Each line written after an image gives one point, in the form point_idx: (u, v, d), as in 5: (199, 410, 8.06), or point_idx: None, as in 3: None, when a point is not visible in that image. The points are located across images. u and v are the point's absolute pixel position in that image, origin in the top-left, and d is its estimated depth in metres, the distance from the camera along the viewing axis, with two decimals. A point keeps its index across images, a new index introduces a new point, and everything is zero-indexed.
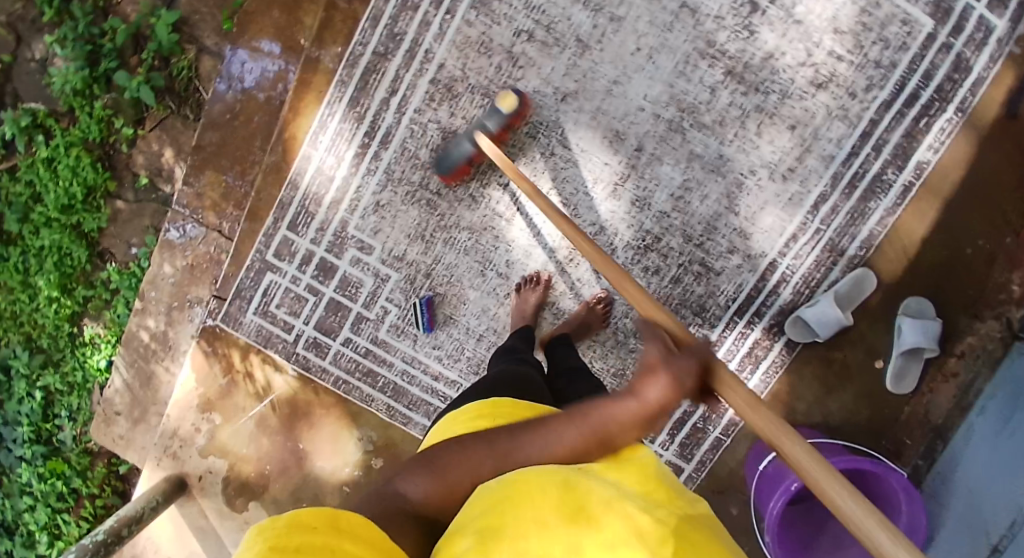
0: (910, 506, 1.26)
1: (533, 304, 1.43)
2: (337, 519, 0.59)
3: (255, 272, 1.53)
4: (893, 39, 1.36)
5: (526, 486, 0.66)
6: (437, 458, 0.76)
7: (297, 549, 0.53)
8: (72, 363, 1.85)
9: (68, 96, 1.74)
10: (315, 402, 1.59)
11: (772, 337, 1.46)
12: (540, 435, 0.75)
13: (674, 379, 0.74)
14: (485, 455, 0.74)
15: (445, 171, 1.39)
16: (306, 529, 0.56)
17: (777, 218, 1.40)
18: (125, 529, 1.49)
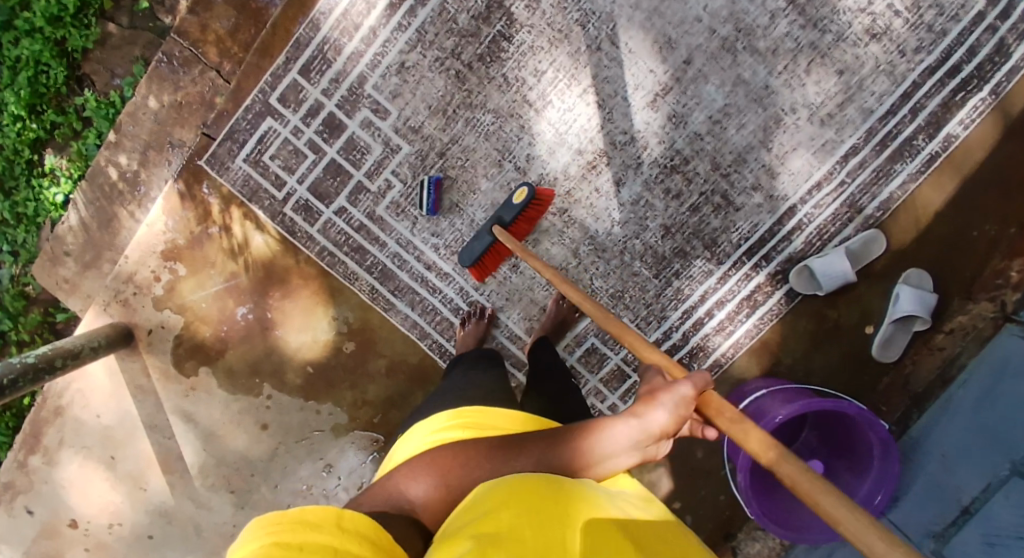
0: (883, 457, 1.28)
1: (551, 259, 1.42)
2: (340, 518, 0.64)
3: (255, 115, 1.41)
4: (948, 8, 1.36)
5: (522, 489, 0.70)
6: (443, 460, 0.81)
7: (301, 547, 0.59)
8: (26, 193, 1.70)
9: None
10: (295, 271, 1.49)
11: (773, 284, 1.43)
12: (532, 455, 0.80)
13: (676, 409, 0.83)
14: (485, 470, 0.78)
15: (468, 262, 1.34)
16: (313, 524, 0.61)
17: (806, 162, 1.38)
18: (60, 360, 1.34)
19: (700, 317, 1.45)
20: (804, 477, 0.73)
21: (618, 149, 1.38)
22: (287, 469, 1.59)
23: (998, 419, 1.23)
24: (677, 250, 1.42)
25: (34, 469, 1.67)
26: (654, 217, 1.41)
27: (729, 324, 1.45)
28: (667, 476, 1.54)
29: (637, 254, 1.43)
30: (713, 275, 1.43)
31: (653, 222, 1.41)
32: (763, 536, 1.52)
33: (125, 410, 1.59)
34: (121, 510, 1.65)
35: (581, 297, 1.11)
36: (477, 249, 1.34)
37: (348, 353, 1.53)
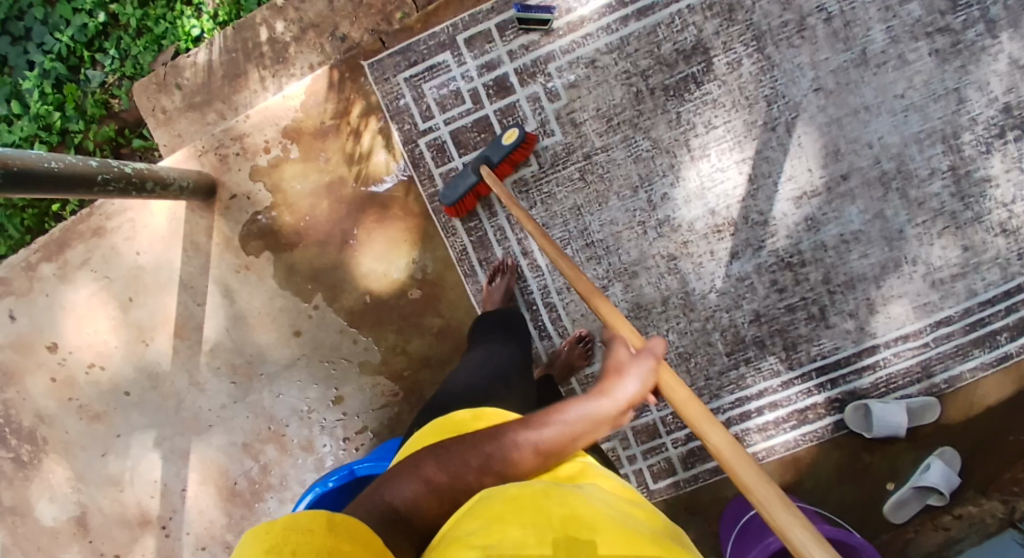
0: None
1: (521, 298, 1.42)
2: (330, 522, 0.59)
3: (438, 43, 1.43)
4: None
5: (520, 501, 0.66)
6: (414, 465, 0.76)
7: (295, 552, 0.55)
8: (162, 12, 1.66)
9: None
10: (397, 202, 1.47)
11: (828, 408, 1.46)
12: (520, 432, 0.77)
13: (641, 379, 0.87)
14: (471, 455, 0.75)
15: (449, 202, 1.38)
16: (303, 532, 0.57)
17: (903, 313, 1.43)
18: (151, 183, 1.28)
19: (749, 410, 1.47)
20: (745, 471, 0.73)
21: (748, 226, 1.42)
22: (297, 382, 1.52)
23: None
24: (757, 339, 1.45)
25: (41, 277, 1.57)
26: (750, 301, 1.43)
27: (772, 427, 1.47)
28: None
29: (716, 318, 1.44)
30: (778, 376, 1.46)
31: (748, 305, 1.44)
32: None
33: (167, 259, 1.53)
34: (111, 353, 1.56)
35: (545, 240, 1.16)
36: (460, 187, 1.38)
37: (409, 300, 1.50)
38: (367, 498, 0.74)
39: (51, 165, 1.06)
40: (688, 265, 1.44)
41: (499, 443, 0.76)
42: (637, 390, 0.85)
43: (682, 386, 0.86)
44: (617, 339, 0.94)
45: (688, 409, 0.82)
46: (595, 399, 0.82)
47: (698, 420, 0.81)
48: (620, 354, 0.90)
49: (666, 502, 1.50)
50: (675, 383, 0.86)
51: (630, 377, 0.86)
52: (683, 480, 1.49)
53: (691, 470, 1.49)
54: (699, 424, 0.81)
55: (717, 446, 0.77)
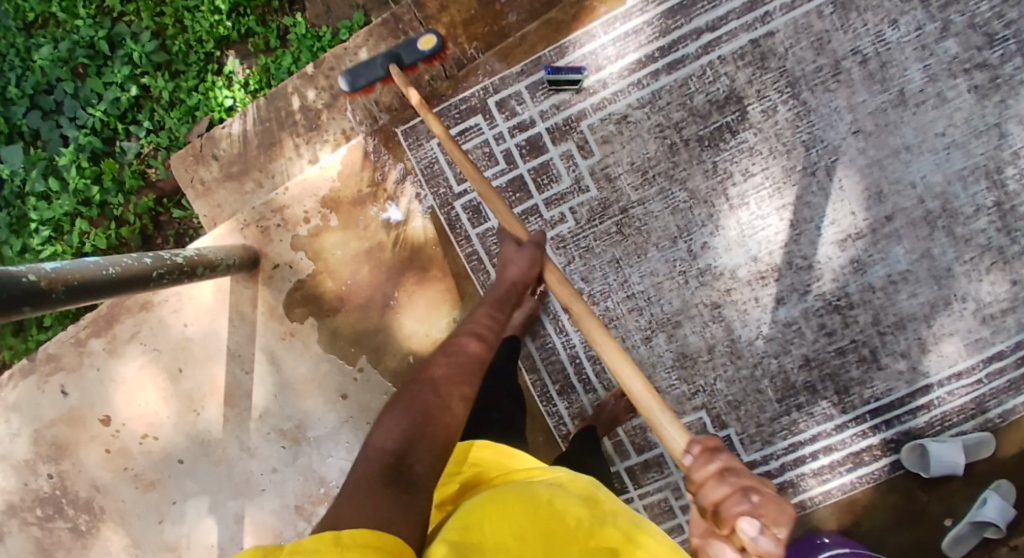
0: None
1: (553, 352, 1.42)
2: (338, 539, 0.57)
3: (468, 107, 1.46)
4: None
5: (497, 505, 0.66)
6: (404, 411, 0.84)
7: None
8: (195, 84, 1.70)
9: None
10: (437, 263, 1.48)
11: (884, 449, 1.43)
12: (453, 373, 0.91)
13: (529, 282, 1.10)
14: (440, 403, 0.85)
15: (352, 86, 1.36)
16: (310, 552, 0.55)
17: (955, 350, 1.41)
18: (201, 268, 1.31)
19: (803, 456, 1.44)
20: (641, 390, 0.89)
21: (792, 270, 1.40)
22: (347, 444, 1.52)
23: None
24: (807, 384, 1.43)
25: (91, 351, 1.61)
26: (799, 346, 1.42)
27: (828, 472, 1.44)
28: None
29: (764, 365, 1.43)
30: (831, 421, 1.43)
31: (796, 350, 1.42)
32: None
33: (213, 329, 1.55)
34: (162, 424, 1.59)
35: (472, 167, 1.20)
36: (365, 76, 1.36)
37: None
38: (364, 448, 0.79)
39: (111, 272, 1.10)
40: (733, 314, 1.43)
41: (436, 380, 0.89)
42: (536, 288, 1.08)
43: (571, 292, 1.05)
44: (517, 257, 1.12)
45: (581, 314, 1.00)
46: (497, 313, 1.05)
47: (583, 321, 1.00)
48: (512, 272, 1.09)
49: None
50: (564, 291, 1.05)
51: (530, 288, 1.10)
52: None
53: None
54: (587, 328, 0.99)
55: (603, 349, 0.95)
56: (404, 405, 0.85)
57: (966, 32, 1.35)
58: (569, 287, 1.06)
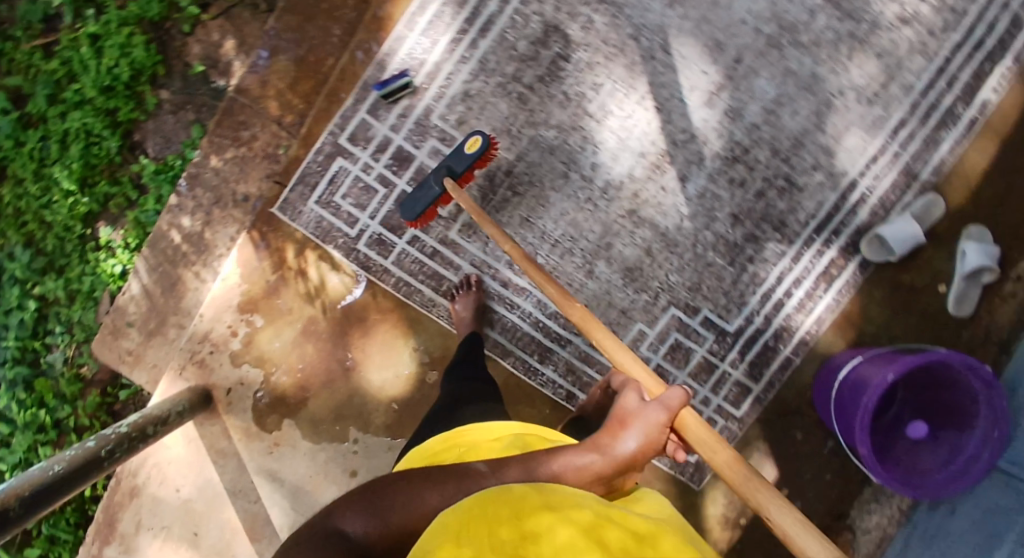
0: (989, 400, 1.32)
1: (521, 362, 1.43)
2: None
3: (324, 157, 1.42)
4: None
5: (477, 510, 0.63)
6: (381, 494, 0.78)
7: None
8: (81, 269, 1.69)
9: None
10: (371, 307, 1.48)
11: (846, 257, 1.46)
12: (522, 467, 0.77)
13: (648, 430, 0.86)
14: (442, 489, 0.76)
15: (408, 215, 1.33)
16: None
17: (859, 139, 1.43)
18: (150, 427, 1.29)
19: (779, 300, 1.48)
20: (767, 495, 0.82)
21: (681, 147, 1.43)
22: None
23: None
24: (747, 236, 1.46)
25: None
26: (721, 208, 1.45)
27: (809, 302, 1.48)
28: (769, 463, 1.54)
29: (700, 243, 1.46)
30: (785, 256, 1.46)
31: (722, 212, 1.45)
32: (877, 510, 1.52)
33: (207, 478, 1.53)
34: None
35: (539, 272, 1.16)
36: (424, 201, 1.33)
37: (431, 384, 1.51)
38: (322, 522, 0.77)
39: (56, 470, 1.11)
40: (653, 215, 1.46)
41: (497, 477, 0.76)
42: (638, 446, 0.84)
43: (710, 436, 0.89)
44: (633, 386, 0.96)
45: (731, 471, 0.86)
46: (585, 454, 0.80)
47: (748, 489, 0.84)
48: (626, 403, 0.90)
49: (758, 420, 1.52)
50: (700, 433, 0.89)
51: (636, 430, 0.86)
52: (762, 392, 1.51)
53: (763, 379, 1.50)
54: (737, 481, 0.85)
55: (743, 489, 0.85)
56: (382, 491, 0.79)
57: None
58: (708, 428, 0.90)
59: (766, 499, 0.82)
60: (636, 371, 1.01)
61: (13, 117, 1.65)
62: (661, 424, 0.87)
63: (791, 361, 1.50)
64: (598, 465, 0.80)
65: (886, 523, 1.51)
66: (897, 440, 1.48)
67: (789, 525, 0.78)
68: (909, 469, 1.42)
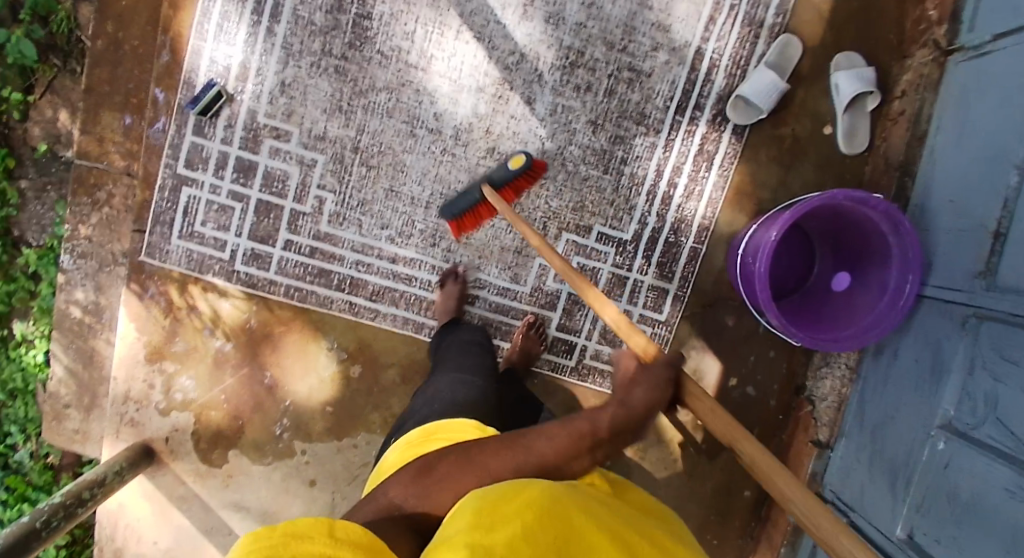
0: (899, 241, 1.22)
1: (456, 298, 1.42)
2: (332, 527, 0.59)
3: (170, 191, 1.40)
4: None
5: (505, 498, 0.69)
6: (417, 469, 0.80)
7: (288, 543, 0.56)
8: (9, 367, 1.71)
9: None
10: (273, 321, 1.47)
11: (717, 129, 1.41)
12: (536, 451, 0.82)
13: (653, 387, 0.92)
14: (484, 455, 0.80)
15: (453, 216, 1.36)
16: (302, 538, 0.57)
17: (691, 3, 1.37)
18: (86, 492, 1.30)
19: (665, 192, 1.42)
20: (775, 476, 0.82)
21: (516, 69, 1.39)
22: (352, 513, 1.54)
23: (980, 169, 1.16)
24: (613, 139, 1.41)
25: None
26: (577, 118, 1.40)
27: (696, 185, 1.42)
28: (711, 359, 1.47)
29: (569, 160, 1.41)
30: (658, 147, 1.41)
31: (580, 121, 1.40)
32: (829, 373, 1.44)
33: (179, 526, 1.54)
34: None
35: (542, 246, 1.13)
36: (465, 203, 1.35)
37: (358, 377, 1.50)
38: (375, 497, 0.79)
39: None
40: (512, 146, 1.41)
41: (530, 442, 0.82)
42: (648, 398, 0.91)
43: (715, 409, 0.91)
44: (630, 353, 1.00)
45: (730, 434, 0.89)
46: (603, 412, 0.88)
47: (734, 440, 0.88)
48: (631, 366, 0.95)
49: (685, 318, 1.46)
50: (707, 406, 0.92)
51: (645, 388, 0.92)
52: (679, 290, 1.45)
53: (676, 276, 1.44)
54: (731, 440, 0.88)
55: (741, 451, 0.87)
56: (430, 463, 0.80)
57: None
58: (723, 414, 0.91)
59: (755, 451, 0.86)
60: (629, 332, 1.00)
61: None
62: (669, 382, 0.94)
63: (699, 250, 1.44)
64: (594, 431, 0.85)
65: (839, 385, 1.42)
66: (826, 296, 1.39)
67: (767, 475, 0.83)
68: (846, 316, 1.32)
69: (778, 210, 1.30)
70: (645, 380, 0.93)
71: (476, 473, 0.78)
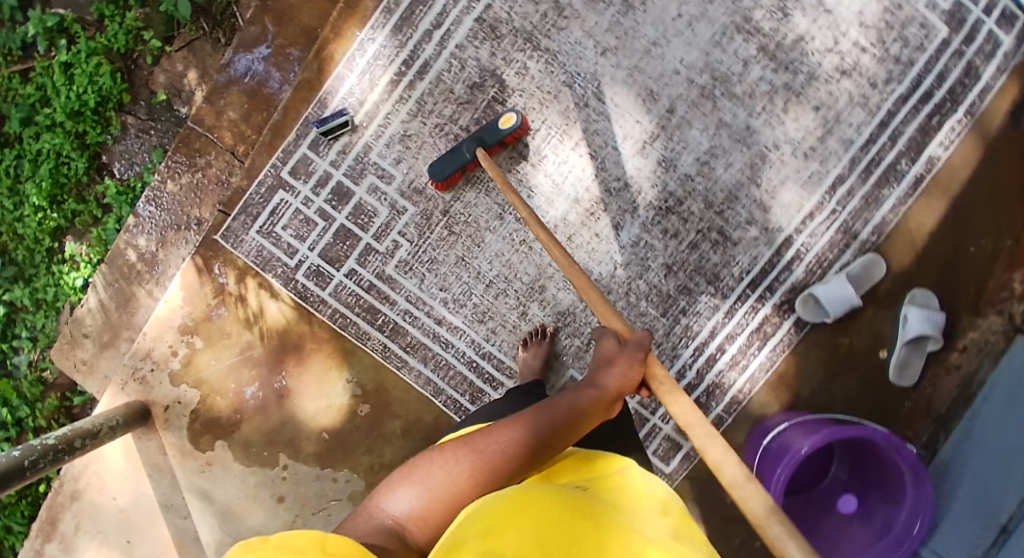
0: (916, 497, 1.24)
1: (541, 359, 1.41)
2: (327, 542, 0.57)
3: (267, 188, 1.48)
4: (913, 39, 1.41)
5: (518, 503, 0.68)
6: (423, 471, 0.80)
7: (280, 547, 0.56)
8: (46, 279, 1.75)
9: (101, 4, 1.73)
10: (308, 337, 1.51)
11: (781, 314, 1.46)
12: (513, 436, 0.83)
13: (625, 368, 0.95)
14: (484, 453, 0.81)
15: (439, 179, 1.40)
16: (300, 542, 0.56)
17: (796, 195, 1.44)
18: (77, 441, 1.32)
19: (711, 353, 1.47)
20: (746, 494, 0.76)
21: (614, 196, 1.46)
22: None
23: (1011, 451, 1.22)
24: (681, 288, 1.46)
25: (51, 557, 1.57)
26: (655, 258, 1.46)
27: (742, 359, 1.46)
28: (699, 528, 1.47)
29: (634, 293, 1.47)
30: (719, 310, 1.46)
31: (655, 262, 1.46)
32: None
33: (141, 492, 1.54)
34: None
35: (536, 224, 1.14)
36: (452, 164, 1.39)
37: (363, 417, 1.51)
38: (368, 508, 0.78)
39: None
40: (587, 261, 1.47)
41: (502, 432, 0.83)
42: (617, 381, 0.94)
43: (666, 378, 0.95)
44: (606, 332, 1.03)
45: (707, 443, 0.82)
46: (579, 391, 0.92)
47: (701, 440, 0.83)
48: (608, 344, 0.99)
49: (689, 477, 1.48)
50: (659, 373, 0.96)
51: (618, 369, 0.95)
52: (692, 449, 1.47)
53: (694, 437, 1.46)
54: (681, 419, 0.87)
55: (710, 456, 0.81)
56: (426, 463, 0.81)
57: None
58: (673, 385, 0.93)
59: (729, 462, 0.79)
60: (609, 316, 1.03)
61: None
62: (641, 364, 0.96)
63: (723, 420, 1.47)
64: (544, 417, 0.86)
65: None
66: (826, 509, 1.41)
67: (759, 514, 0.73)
68: (827, 542, 1.35)
69: (815, 417, 1.34)
70: (621, 360, 0.96)
71: (464, 476, 0.79)
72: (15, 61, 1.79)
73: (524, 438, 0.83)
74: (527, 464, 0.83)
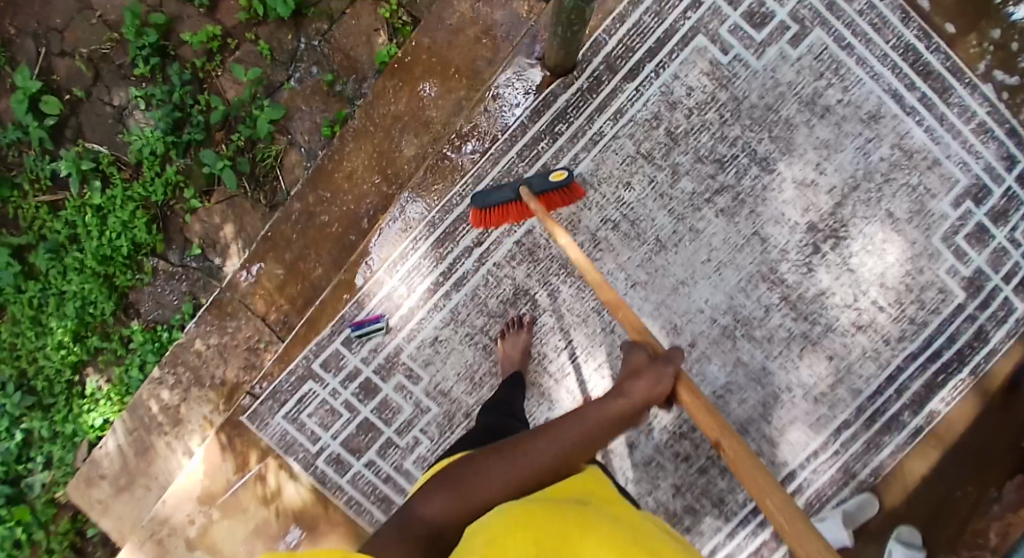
0: None
1: None
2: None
3: (297, 377, 1.56)
4: (929, 302, 1.48)
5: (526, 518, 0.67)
6: (448, 483, 0.77)
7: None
8: (65, 414, 1.76)
9: (141, 155, 1.71)
10: (323, 519, 1.57)
11: (777, 541, 1.53)
12: (550, 436, 0.79)
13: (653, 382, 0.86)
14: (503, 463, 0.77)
15: (480, 206, 1.35)
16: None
17: (802, 434, 1.51)
18: None
19: None
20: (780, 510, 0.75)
21: None
22: None
23: None
24: (687, 507, 1.54)
25: None
26: (665, 477, 1.54)
27: None
28: None
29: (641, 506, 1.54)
30: (721, 531, 1.53)
31: (664, 480, 1.54)
32: None
33: None
34: None
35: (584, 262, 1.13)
36: (495, 197, 1.35)
37: None
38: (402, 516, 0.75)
39: None
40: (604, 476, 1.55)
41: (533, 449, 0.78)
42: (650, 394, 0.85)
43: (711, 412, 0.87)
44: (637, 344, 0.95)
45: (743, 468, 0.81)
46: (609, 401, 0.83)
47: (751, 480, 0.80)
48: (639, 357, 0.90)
49: None
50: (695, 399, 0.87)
51: (645, 382, 0.86)
52: None
53: None
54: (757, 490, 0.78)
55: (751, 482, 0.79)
56: (452, 474, 0.78)
57: (695, 167, 1.47)
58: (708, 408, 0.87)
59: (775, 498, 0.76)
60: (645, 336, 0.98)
61: (15, 270, 1.73)
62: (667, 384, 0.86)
63: None
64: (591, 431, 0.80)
65: None
66: None
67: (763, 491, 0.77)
68: None
69: None
70: (648, 373, 0.87)
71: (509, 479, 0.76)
72: (43, 190, 1.76)
73: (567, 442, 0.79)
74: (573, 455, 0.79)
